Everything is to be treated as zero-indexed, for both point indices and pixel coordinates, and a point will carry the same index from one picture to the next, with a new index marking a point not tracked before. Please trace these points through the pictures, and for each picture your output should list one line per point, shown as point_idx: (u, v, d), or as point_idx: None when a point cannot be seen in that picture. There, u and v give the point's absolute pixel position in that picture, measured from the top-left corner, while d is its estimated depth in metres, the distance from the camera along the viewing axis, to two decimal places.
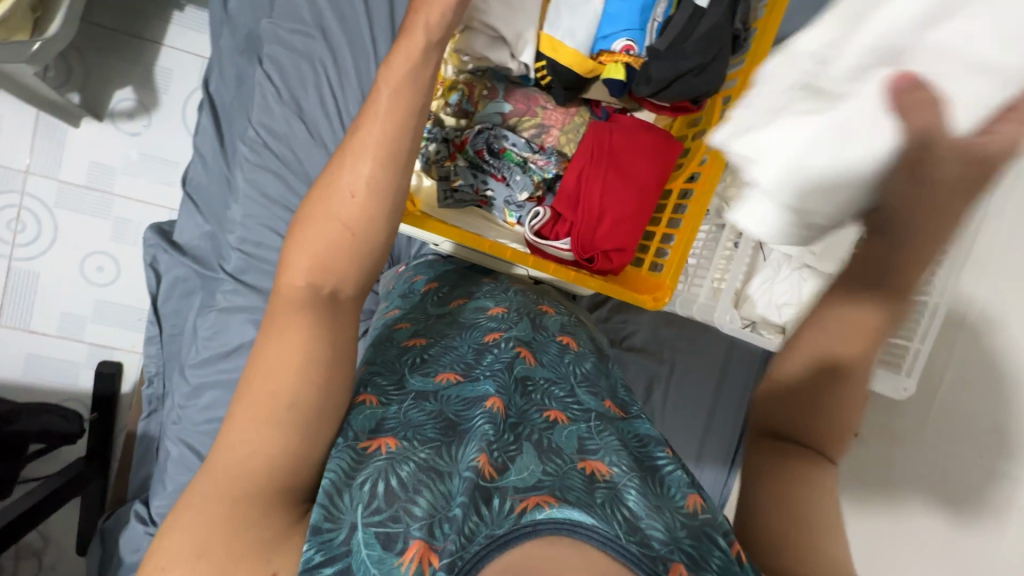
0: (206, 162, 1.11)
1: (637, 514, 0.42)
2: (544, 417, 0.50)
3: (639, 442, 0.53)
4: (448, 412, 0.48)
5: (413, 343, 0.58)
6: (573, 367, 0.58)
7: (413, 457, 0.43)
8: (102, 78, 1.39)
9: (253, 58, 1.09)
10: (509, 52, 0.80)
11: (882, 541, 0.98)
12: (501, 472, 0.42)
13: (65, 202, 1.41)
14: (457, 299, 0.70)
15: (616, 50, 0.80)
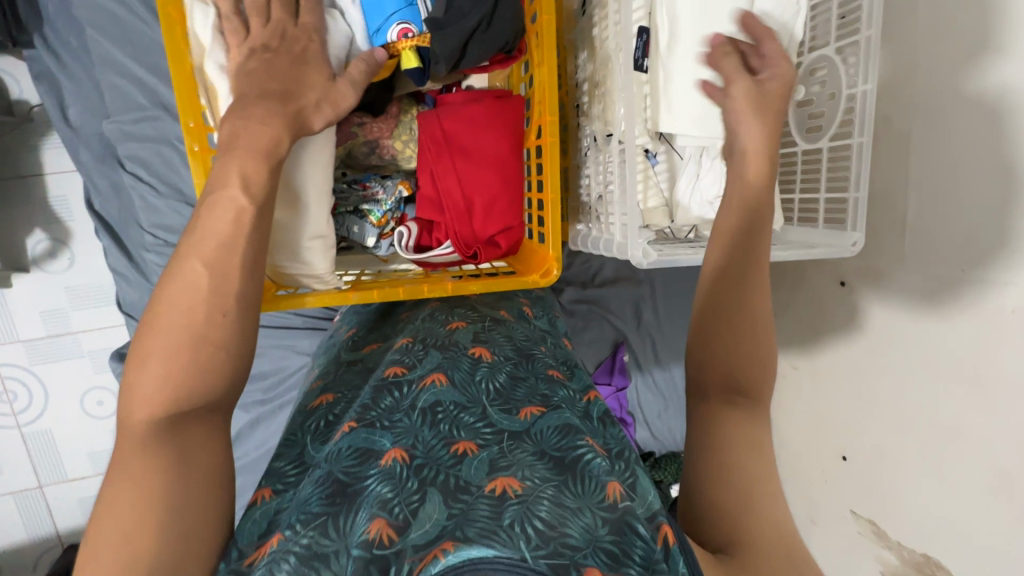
0: (126, 280, 1.10)
1: (549, 524, 0.42)
2: (452, 452, 0.50)
3: (562, 435, 0.53)
4: (336, 471, 0.51)
5: (320, 403, 0.64)
6: (487, 384, 0.59)
7: (293, 549, 0.44)
8: (8, 231, 1.37)
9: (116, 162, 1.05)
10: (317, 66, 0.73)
11: (896, 376, 0.98)
12: (402, 531, 0.43)
13: (38, 358, 1.44)
14: (371, 343, 0.73)
15: (395, 37, 0.71)
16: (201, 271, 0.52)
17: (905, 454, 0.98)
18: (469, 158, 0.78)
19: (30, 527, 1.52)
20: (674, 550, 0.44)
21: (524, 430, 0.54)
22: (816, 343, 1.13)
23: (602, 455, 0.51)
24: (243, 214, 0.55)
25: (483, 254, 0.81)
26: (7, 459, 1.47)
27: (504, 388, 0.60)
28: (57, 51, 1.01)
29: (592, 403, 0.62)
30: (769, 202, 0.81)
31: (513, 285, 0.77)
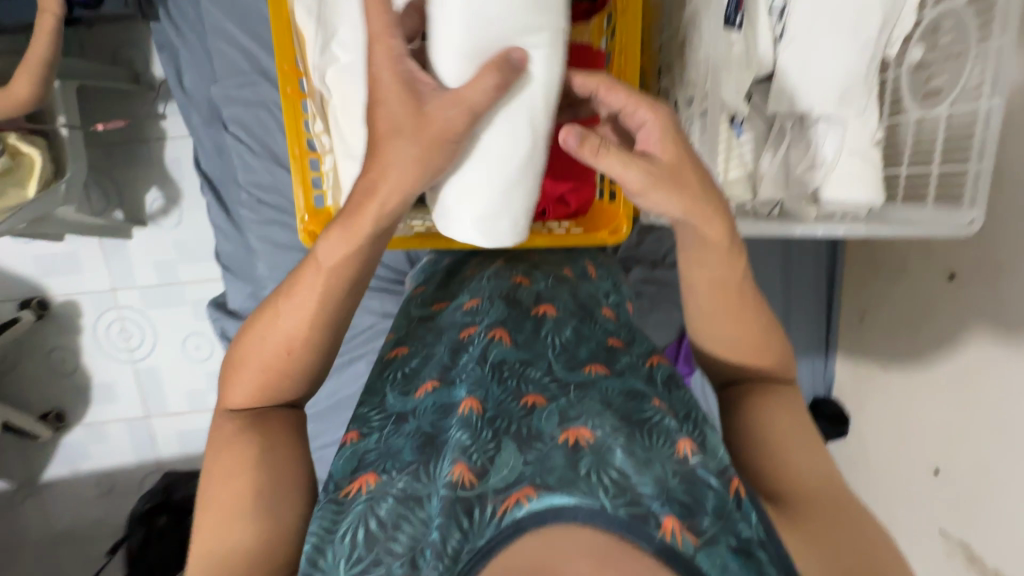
0: (224, 234, 1.20)
1: (625, 475, 0.44)
2: (523, 405, 0.51)
3: (630, 398, 0.53)
4: (424, 426, 0.52)
5: (396, 355, 0.63)
6: (551, 339, 0.60)
7: (391, 491, 0.47)
8: (131, 189, 1.54)
9: (220, 124, 1.14)
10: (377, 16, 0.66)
11: (1010, 385, 0.86)
12: (481, 476, 0.45)
13: (151, 303, 1.63)
14: (440, 300, 0.72)
15: None
16: (312, 308, 0.58)
17: (1013, 477, 0.87)
18: None
19: (137, 451, 1.74)
20: (745, 500, 0.46)
21: (590, 383, 0.54)
22: (912, 343, 1.02)
23: (671, 416, 0.52)
24: (324, 278, 0.59)
25: (550, 213, 0.78)
26: (123, 390, 1.69)
27: (569, 344, 0.60)
28: (177, 23, 1.11)
29: (658, 367, 0.61)
30: (866, 178, 0.74)
31: (586, 239, 0.77)
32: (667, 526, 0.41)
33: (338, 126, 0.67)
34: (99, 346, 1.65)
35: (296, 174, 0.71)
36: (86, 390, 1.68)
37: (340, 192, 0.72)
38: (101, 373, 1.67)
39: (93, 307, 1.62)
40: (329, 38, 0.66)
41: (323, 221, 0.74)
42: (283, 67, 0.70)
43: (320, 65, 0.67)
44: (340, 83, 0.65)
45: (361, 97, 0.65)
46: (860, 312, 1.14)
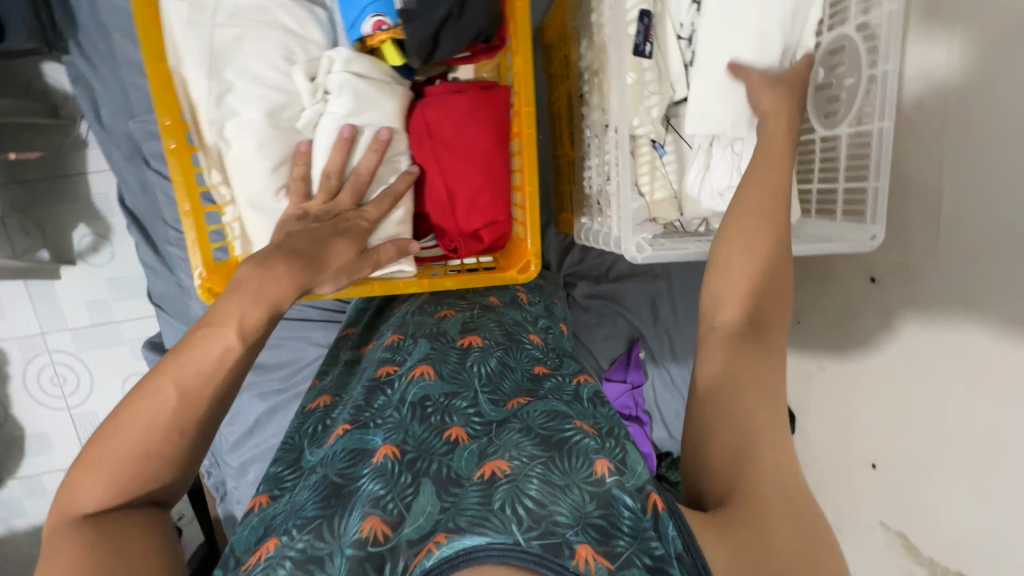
0: (154, 272, 1.15)
1: (540, 504, 0.42)
2: (445, 440, 0.49)
3: (551, 417, 0.51)
4: (332, 475, 0.49)
5: (317, 406, 0.61)
6: (477, 368, 0.58)
7: (288, 555, 0.42)
8: (55, 227, 1.46)
9: (141, 160, 1.09)
10: (277, 66, 0.72)
11: (930, 378, 0.91)
12: (395, 527, 0.42)
13: (85, 345, 1.54)
14: (369, 342, 0.71)
15: (371, 30, 0.70)
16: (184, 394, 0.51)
17: (939, 466, 0.91)
18: (450, 150, 0.77)
19: None
20: (664, 516, 0.43)
21: (510, 414, 0.53)
22: (843, 344, 1.07)
23: (591, 434, 0.49)
24: (229, 353, 0.53)
25: (463, 249, 0.81)
26: (60, 439, 1.59)
27: (494, 374, 0.58)
28: (89, 56, 1.06)
29: (584, 384, 0.59)
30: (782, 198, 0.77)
31: (491, 280, 0.75)
32: (582, 554, 0.39)
33: (240, 178, 0.72)
34: (30, 394, 1.56)
35: (195, 232, 0.72)
36: (19, 441, 1.58)
37: (246, 242, 0.75)
38: (34, 422, 1.57)
39: (22, 353, 1.53)
40: (224, 92, 0.71)
41: (230, 272, 0.76)
42: (168, 124, 0.70)
43: (217, 121, 0.71)
44: (240, 139, 0.71)
45: (259, 155, 0.71)
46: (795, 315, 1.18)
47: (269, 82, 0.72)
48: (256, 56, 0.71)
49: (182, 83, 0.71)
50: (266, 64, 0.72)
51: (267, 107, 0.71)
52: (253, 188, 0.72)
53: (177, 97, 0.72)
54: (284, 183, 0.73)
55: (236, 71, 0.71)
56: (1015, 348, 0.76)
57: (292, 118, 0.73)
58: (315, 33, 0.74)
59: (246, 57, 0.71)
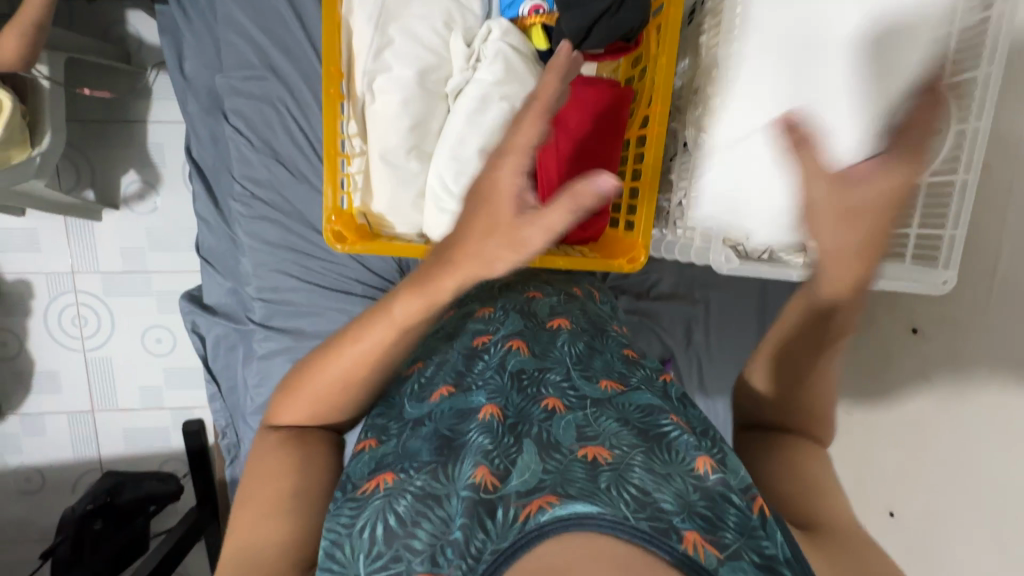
0: (209, 224, 1.16)
1: (645, 491, 0.42)
2: (542, 407, 0.51)
3: (645, 412, 0.53)
4: (442, 429, 0.52)
5: (414, 369, 0.62)
6: (568, 351, 0.59)
7: (409, 489, 0.46)
8: (106, 169, 1.47)
9: (219, 114, 1.11)
10: (437, 34, 0.75)
11: (960, 433, 0.93)
12: (504, 480, 0.44)
13: (112, 290, 1.54)
14: (452, 308, 0.72)
15: (526, 13, 0.77)
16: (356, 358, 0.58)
17: (962, 522, 0.93)
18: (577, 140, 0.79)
19: (76, 448, 1.62)
20: (771, 521, 0.43)
21: (605, 398, 0.54)
22: (874, 391, 1.09)
23: (687, 431, 0.51)
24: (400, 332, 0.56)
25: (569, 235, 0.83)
26: (69, 380, 1.58)
27: (582, 356, 0.59)
28: (185, 7, 1.09)
29: (671, 384, 0.60)
30: None
31: (600, 263, 0.80)
32: (690, 539, 0.38)
33: (378, 132, 0.74)
34: (49, 332, 1.54)
35: (328, 175, 0.73)
36: (27, 378, 1.56)
37: (367, 195, 0.76)
38: (47, 360, 1.56)
39: (48, 289, 1.52)
40: (383, 47, 0.73)
41: (347, 221, 0.77)
42: (330, 71, 0.72)
43: (371, 72, 0.73)
44: (387, 92, 0.73)
45: (401, 111, 0.73)
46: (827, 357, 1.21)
47: (426, 45, 0.74)
48: (420, 20, 0.75)
49: (348, 33, 0.74)
50: (430, 30, 0.75)
51: (420, 66, 0.73)
52: (390, 143, 0.74)
53: (340, 45, 0.74)
54: (417, 143, 0.74)
55: (400, 29, 0.74)
56: None
57: (438, 81, 0.75)
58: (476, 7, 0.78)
59: (412, 18, 0.74)
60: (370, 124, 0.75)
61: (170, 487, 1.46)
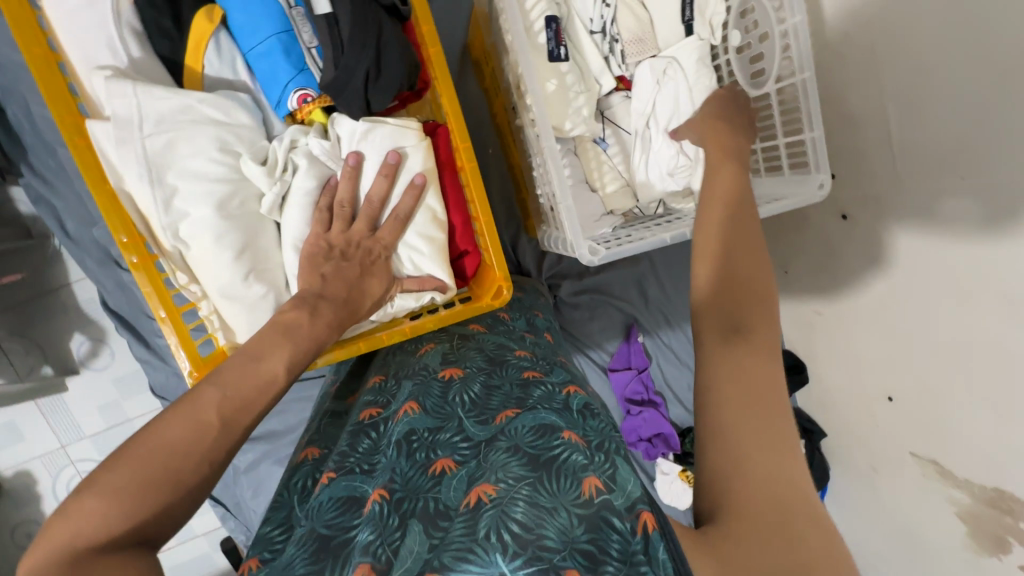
0: (152, 365, 1.17)
1: (525, 527, 0.43)
2: (430, 475, 0.51)
3: (539, 433, 0.52)
4: (319, 527, 0.49)
5: (306, 457, 0.62)
6: (459, 399, 0.59)
7: None
8: (53, 341, 1.49)
9: (115, 262, 1.11)
10: (216, 157, 0.73)
11: (919, 299, 0.90)
12: (386, 574, 0.43)
13: (106, 447, 1.57)
14: (352, 393, 0.72)
15: (297, 104, 0.78)
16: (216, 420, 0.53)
17: (954, 386, 0.90)
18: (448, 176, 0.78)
19: None
20: (654, 537, 0.43)
21: (497, 434, 0.54)
22: (835, 286, 1.06)
23: (580, 449, 0.50)
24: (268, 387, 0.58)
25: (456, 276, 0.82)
26: None
27: (479, 396, 0.59)
28: (43, 175, 1.08)
29: (573, 394, 0.60)
30: None
31: (468, 311, 0.76)
32: None
33: (206, 274, 0.73)
34: None
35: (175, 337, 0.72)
36: None
37: (228, 334, 0.75)
38: None
39: (48, 469, 1.56)
40: (171, 197, 0.72)
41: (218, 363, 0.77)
42: (126, 241, 0.71)
43: (171, 226, 0.72)
44: (197, 238, 0.72)
45: (218, 249, 0.72)
46: (783, 266, 1.18)
47: (212, 176, 0.73)
48: (192, 153, 0.72)
49: (128, 197, 0.72)
50: (207, 158, 0.73)
51: (215, 201, 0.72)
52: (222, 283, 0.73)
53: (124, 211, 0.72)
54: (250, 268, 0.73)
55: (178, 174, 0.72)
56: (985, 253, 0.77)
57: (242, 204, 0.74)
58: (245, 117, 0.76)
59: (184, 157, 0.72)
60: (197, 270, 0.74)
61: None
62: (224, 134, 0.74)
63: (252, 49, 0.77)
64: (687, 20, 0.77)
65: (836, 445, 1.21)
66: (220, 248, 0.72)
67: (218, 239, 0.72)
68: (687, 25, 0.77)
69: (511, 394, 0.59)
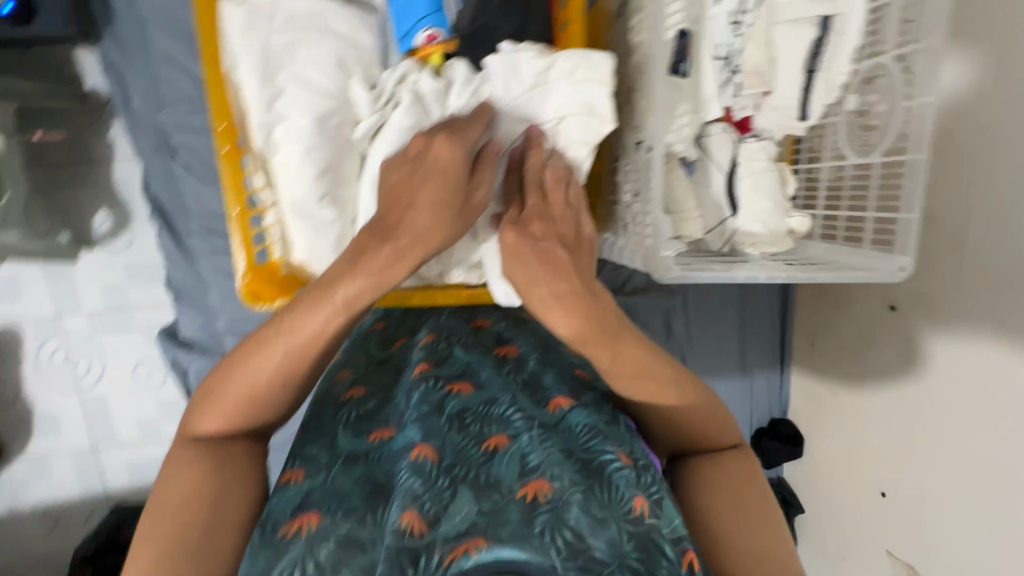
0: (174, 261, 1.16)
1: (580, 537, 0.46)
2: (483, 448, 0.55)
3: (591, 441, 0.57)
4: (376, 475, 0.55)
5: (351, 396, 0.64)
6: (514, 388, 0.64)
7: (334, 535, 0.49)
8: (76, 212, 1.47)
9: (168, 150, 1.10)
10: (324, 72, 0.74)
11: (943, 408, 0.90)
12: (431, 525, 0.47)
13: (99, 328, 1.55)
14: (399, 340, 0.76)
15: (423, 41, 0.76)
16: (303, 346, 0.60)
17: (950, 502, 0.91)
18: None
19: (83, 486, 1.65)
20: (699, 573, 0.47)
21: (553, 429, 0.59)
22: (856, 372, 1.06)
23: (628, 467, 0.55)
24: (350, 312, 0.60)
25: None
26: (68, 421, 1.60)
27: (529, 389, 0.65)
28: (122, 45, 1.07)
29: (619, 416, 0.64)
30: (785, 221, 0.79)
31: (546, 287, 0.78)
32: None
33: (284, 185, 0.74)
34: (41, 375, 1.56)
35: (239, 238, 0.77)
36: (27, 421, 1.59)
37: (287, 247, 0.78)
38: (43, 403, 1.58)
39: (36, 334, 1.54)
40: (275, 98, 0.73)
41: (267, 274, 0.79)
42: (223, 127, 0.75)
43: (266, 125, 0.73)
44: (287, 145, 0.73)
45: (304, 162, 0.72)
46: (809, 338, 1.19)
47: (320, 88, 0.73)
48: (307, 61, 0.74)
49: (236, 88, 0.74)
50: (319, 68, 0.73)
51: (315, 112, 0.72)
52: (297, 200, 0.74)
53: (229, 102, 0.75)
54: (327, 190, 0.74)
55: (291, 78, 0.73)
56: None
57: (339, 125, 0.74)
58: (367, 38, 0.78)
59: (301, 63, 0.73)
60: (276, 177, 0.75)
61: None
62: (345, 53, 0.75)
63: None
64: (810, 70, 0.76)
65: (812, 524, 1.22)
66: (304, 164, 0.72)
67: (304, 155, 0.72)
68: (808, 74, 0.76)
69: (566, 386, 0.66)
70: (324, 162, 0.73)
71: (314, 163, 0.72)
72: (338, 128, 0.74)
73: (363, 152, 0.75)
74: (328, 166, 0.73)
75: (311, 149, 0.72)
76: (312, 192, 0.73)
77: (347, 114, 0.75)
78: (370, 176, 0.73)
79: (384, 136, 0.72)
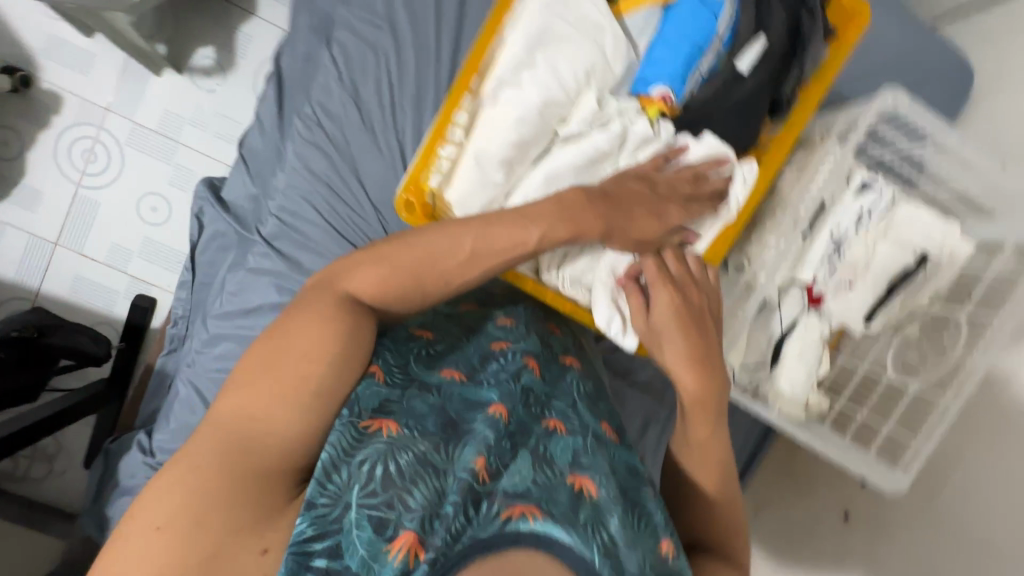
0: (264, 128, 1.18)
1: (615, 541, 0.48)
2: (543, 427, 0.58)
3: (631, 475, 0.59)
4: (450, 411, 0.57)
5: (421, 335, 0.67)
6: (575, 390, 0.67)
7: (411, 446, 0.51)
8: (187, 38, 1.49)
9: (322, 37, 1.14)
10: (570, 70, 0.82)
11: None
12: (493, 477, 0.50)
13: (135, 142, 1.51)
14: (467, 303, 0.79)
15: (654, 96, 0.81)
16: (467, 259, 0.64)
17: None
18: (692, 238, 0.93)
19: (20, 271, 1.54)
20: None
21: (603, 438, 0.61)
22: (785, 557, 1.12)
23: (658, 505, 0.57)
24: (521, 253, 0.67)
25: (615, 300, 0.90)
26: (49, 204, 1.52)
27: (587, 396, 0.68)
28: None
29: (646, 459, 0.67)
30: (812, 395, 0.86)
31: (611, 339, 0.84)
32: None
33: (483, 134, 0.81)
34: (53, 152, 1.50)
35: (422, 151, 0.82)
36: (10, 185, 1.51)
37: (446, 181, 0.82)
38: (36, 177, 1.51)
39: (76, 112, 1.49)
40: (525, 67, 0.82)
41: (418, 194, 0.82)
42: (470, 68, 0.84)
43: (503, 82, 0.82)
44: (507, 106, 0.81)
45: (512, 126, 0.80)
46: (755, 504, 1.23)
47: (562, 82, 0.81)
48: (561, 53, 0.82)
49: (501, 44, 0.84)
50: (571, 66, 0.82)
51: (547, 96, 0.80)
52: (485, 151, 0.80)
53: (487, 51, 0.84)
54: (511, 159, 0.80)
55: (545, 61, 0.81)
56: None
57: (553, 116, 0.82)
58: (618, 70, 0.85)
59: (561, 55, 0.82)
60: (479, 124, 0.82)
61: (99, 352, 1.41)
62: (596, 70, 0.83)
63: (664, 35, 0.81)
64: (893, 284, 0.84)
65: None
66: (509, 128, 0.80)
67: (513, 120, 0.80)
68: (889, 289, 0.84)
69: (610, 419, 0.67)
70: (523, 136, 0.80)
71: (516, 131, 0.80)
72: (550, 116, 0.81)
73: (553, 146, 0.83)
74: (523, 142, 0.80)
75: (521, 120, 0.80)
76: (499, 151, 0.80)
77: (565, 111, 0.82)
78: (547, 168, 0.80)
79: (582, 145, 0.80)
